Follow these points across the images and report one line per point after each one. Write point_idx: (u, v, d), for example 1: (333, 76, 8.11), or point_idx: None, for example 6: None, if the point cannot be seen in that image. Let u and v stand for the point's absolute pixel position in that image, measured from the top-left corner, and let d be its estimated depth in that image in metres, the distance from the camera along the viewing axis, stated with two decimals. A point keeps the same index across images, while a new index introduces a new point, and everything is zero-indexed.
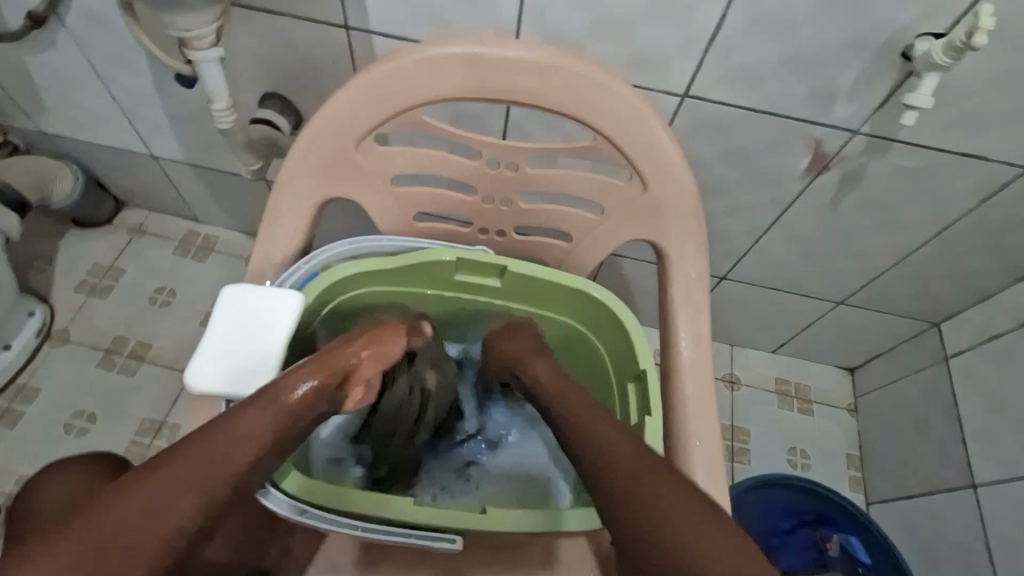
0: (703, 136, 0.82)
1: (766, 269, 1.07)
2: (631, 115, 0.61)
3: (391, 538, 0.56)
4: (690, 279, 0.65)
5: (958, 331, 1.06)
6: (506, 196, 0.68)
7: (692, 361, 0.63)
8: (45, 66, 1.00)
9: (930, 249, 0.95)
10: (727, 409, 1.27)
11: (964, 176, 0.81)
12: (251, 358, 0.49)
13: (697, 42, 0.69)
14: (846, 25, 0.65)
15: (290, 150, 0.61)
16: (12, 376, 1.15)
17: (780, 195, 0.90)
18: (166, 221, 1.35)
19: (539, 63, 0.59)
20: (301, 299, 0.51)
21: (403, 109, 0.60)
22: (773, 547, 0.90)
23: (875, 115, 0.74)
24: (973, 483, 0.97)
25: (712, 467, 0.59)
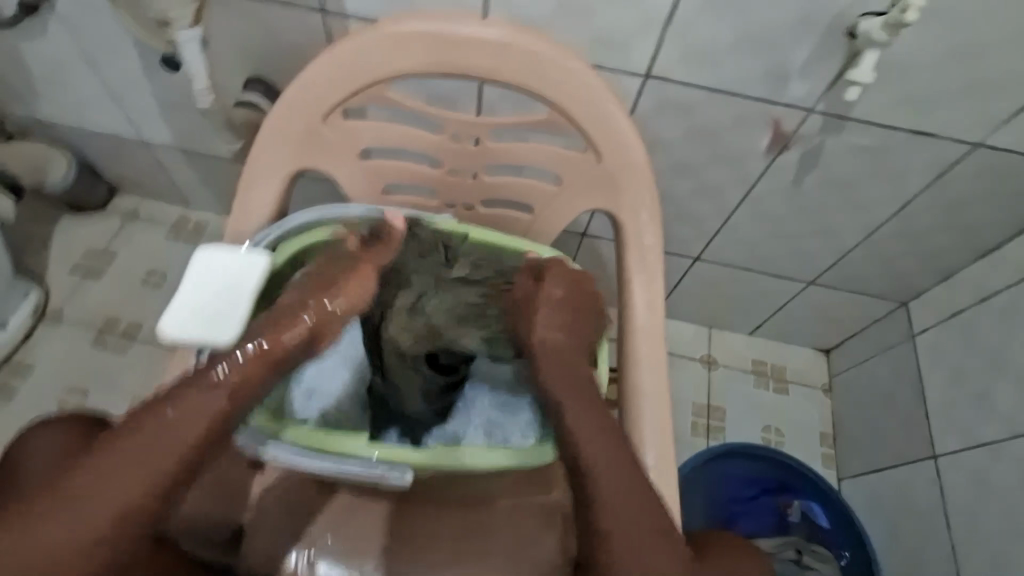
0: (667, 116, 0.85)
1: (738, 250, 1.11)
2: (586, 91, 0.64)
3: (354, 471, 0.54)
4: (645, 246, 0.68)
5: (924, 309, 1.09)
6: (470, 169, 0.71)
7: (647, 325, 0.66)
8: (37, 53, 1.03)
9: (893, 227, 0.98)
10: (704, 388, 1.30)
11: (918, 154, 0.84)
12: (221, 311, 0.52)
13: (656, 22, 0.72)
14: (794, 5, 0.68)
15: (261, 123, 0.64)
16: (7, 354, 1.19)
17: (745, 174, 0.93)
18: (158, 206, 1.39)
19: (497, 40, 0.63)
20: (268, 259, 0.55)
21: (368, 84, 0.64)
22: (736, 514, 0.94)
23: (828, 94, 0.77)
24: (934, 454, 1.01)
25: (661, 424, 0.62)
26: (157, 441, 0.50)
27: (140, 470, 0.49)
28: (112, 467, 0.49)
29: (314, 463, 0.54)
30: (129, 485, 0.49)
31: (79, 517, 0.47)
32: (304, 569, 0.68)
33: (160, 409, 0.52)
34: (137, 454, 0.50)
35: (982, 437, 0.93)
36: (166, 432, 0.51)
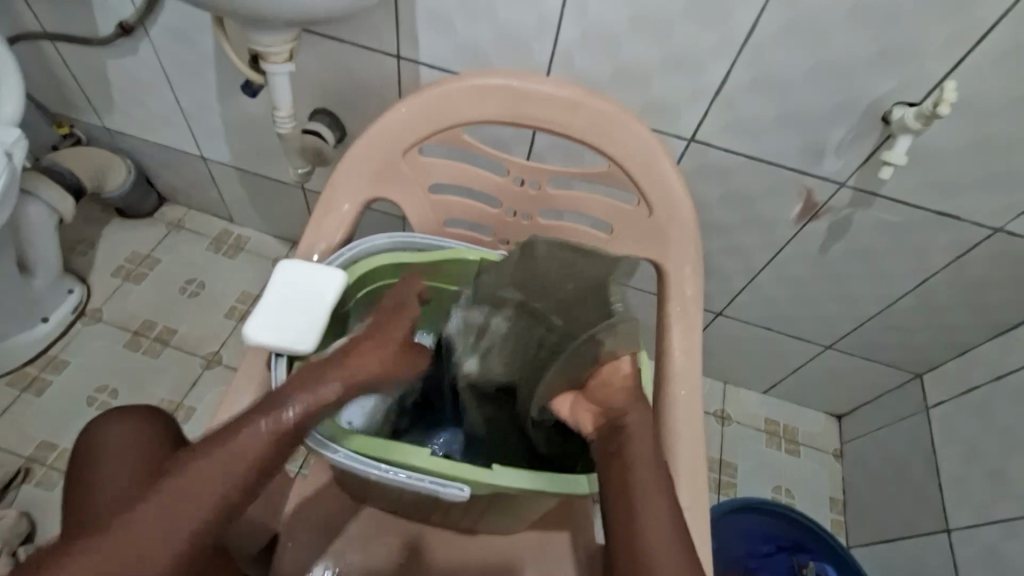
0: (705, 178, 0.91)
1: (760, 309, 1.15)
2: (642, 149, 0.70)
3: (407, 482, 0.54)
4: (687, 296, 0.72)
5: (938, 382, 1.12)
6: (526, 211, 0.77)
7: (684, 372, 0.70)
8: (122, 69, 1.12)
9: (911, 300, 1.02)
10: (717, 443, 1.31)
11: (939, 234, 0.89)
12: (297, 322, 0.57)
13: (704, 95, 0.79)
14: (833, 91, 0.75)
15: (344, 154, 0.70)
16: (44, 347, 1.23)
17: (774, 238, 0.99)
18: (203, 219, 1.45)
19: (567, 98, 0.69)
20: (344, 276, 0.59)
21: (446, 127, 0.70)
22: (752, 567, 0.96)
23: (859, 171, 0.83)
24: (947, 527, 1.01)
25: (695, 468, 0.64)
26: (205, 474, 0.50)
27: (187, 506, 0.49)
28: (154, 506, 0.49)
29: (375, 470, 0.54)
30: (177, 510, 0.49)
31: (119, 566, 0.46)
32: None
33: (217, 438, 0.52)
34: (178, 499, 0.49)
35: (997, 513, 0.94)
36: (213, 471, 0.50)
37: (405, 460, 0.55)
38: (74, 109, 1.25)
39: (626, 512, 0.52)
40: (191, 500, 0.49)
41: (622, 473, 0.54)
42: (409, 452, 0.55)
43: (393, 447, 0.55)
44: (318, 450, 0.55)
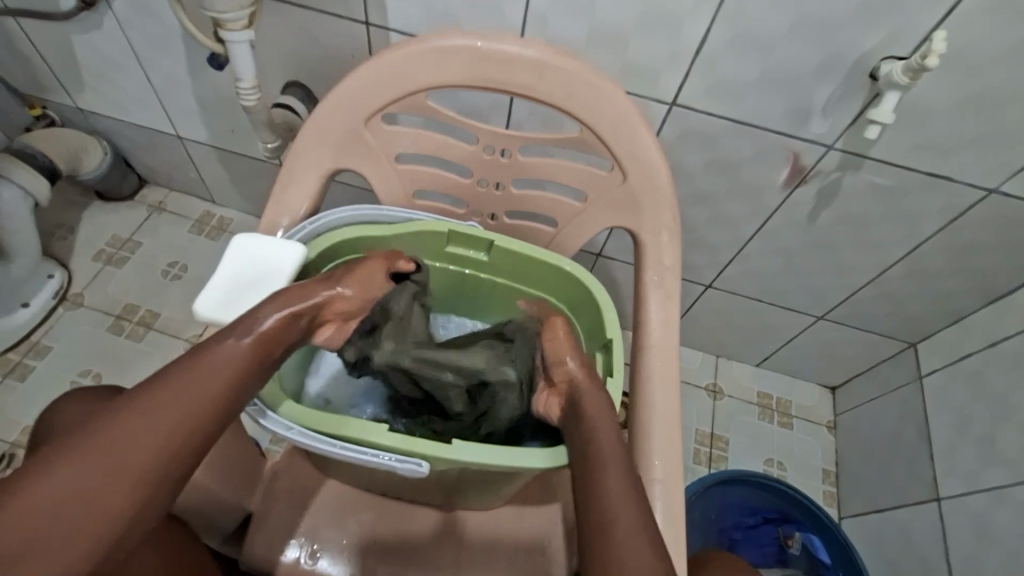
0: (689, 145, 0.88)
1: (750, 280, 1.12)
2: (617, 114, 0.67)
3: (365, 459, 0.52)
4: (664, 265, 0.70)
5: (931, 352, 1.10)
6: (498, 181, 0.74)
7: (660, 342, 0.68)
8: (88, 46, 1.08)
9: (903, 267, 0.99)
10: (709, 416, 1.30)
11: (931, 197, 0.86)
12: (254, 299, 0.55)
13: (684, 54, 0.76)
14: (818, 48, 0.72)
15: (305, 123, 0.67)
16: (27, 332, 1.22)
17: (761, 207, 0.96)
18: (185, 201, 1.42)
19: (534, 59, 0.66)
20: (300, 252, 0.58)
21: (410, 93, 0.67)
22: (736, 540, 0.94)
23: (846, 132, 0.80)
24: (938, 496, 1.00)
25: (670, 439, 0.63)
26: (188, 389, 0.48)
27: (171, 417, 0.47)
28: (137, 421, 0.46)
29: (330, 447, 0.52)
30: (161, 425, 0.46)
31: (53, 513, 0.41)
32: (309, 559, 0.70)
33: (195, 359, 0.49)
34: (111, 451, 0.44)
35: (987, 481, 0.92)
36: (153, 419, 0.46)
37: (374, 438, 0.53)
38: (45, 90, 1.22)
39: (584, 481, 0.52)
40: (126, 454, 0.44)
41: (585, 440, 0.54)
42: (368, 429, 0.54)
43: (334, 419, 0.54)
44: (255, 418, 0.53)
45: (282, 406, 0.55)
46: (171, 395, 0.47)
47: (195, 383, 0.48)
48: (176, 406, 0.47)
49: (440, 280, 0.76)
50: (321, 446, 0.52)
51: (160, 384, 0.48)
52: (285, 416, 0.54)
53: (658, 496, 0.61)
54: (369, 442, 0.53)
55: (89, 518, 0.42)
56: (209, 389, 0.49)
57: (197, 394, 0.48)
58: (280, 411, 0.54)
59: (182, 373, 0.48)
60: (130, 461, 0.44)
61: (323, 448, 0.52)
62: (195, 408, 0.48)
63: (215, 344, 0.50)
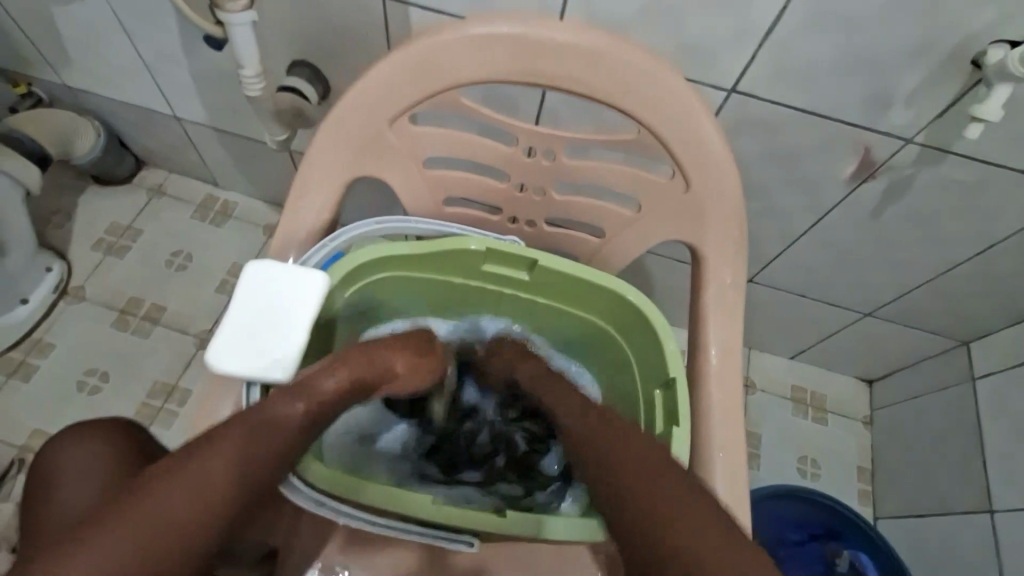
0: (746, 135, 0.79)
1: (796, 275, 1.04)
2: (678, 111, 0.58)
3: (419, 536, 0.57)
4: (726, 284, 0.62)
5: (988, 353, 1.03)
6: (539, 185, 0.65)
7: (722, 372, 0.61)
8: (71, 18, 0.97)
9: (969, 266, 0.91)
10: (741, 413, 1.25)
11: (1017, 194, 0.77)
12: (271, 339, 0.48)
13: (753, 35, 0.65)
14: (913, 27, 0.62)
15: (319, 123, 0.59)
16: (29, 328, 1.16)
17: (819, 201, 0.87)
18: (186, 183, 1.33)
19: (587, 48, 0.57)
20: (325, 279, 0.50)
21: (442, 89, 0.58)
22: (781, 558, 0.90)
23: (931, 124, 0.71)
24: (990, 508, 0.95)
25: (736, 484, 0.57)
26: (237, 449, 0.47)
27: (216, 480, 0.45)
28: (184, 479, 0.44)
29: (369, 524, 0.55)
30: (208, 485, 0.44)
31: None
32: None
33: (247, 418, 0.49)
34: (154, 517, 0.42)
35: None
36: (198, 475, 0.44)
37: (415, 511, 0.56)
38: (28, 65, 1.12)
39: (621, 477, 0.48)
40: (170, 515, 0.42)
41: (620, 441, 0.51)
42: (411, 505, 0.56)
43: (352, 483, 0.56)
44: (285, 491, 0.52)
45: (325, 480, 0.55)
46: (218, 456, 0.46)
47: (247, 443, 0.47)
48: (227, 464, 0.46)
49: (471, 296, 0.69)
50: (360, 521, 0.55)
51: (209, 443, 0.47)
52: (315, 485, 0.55)
53: None
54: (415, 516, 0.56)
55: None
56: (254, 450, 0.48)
57: (250, 452, 0.47)
58: (317, 486, 0.55)
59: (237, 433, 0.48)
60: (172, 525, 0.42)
61: (363, 523, 0.55)
62: (252, 461, 0.47)
63: (275, 406, 0.50)
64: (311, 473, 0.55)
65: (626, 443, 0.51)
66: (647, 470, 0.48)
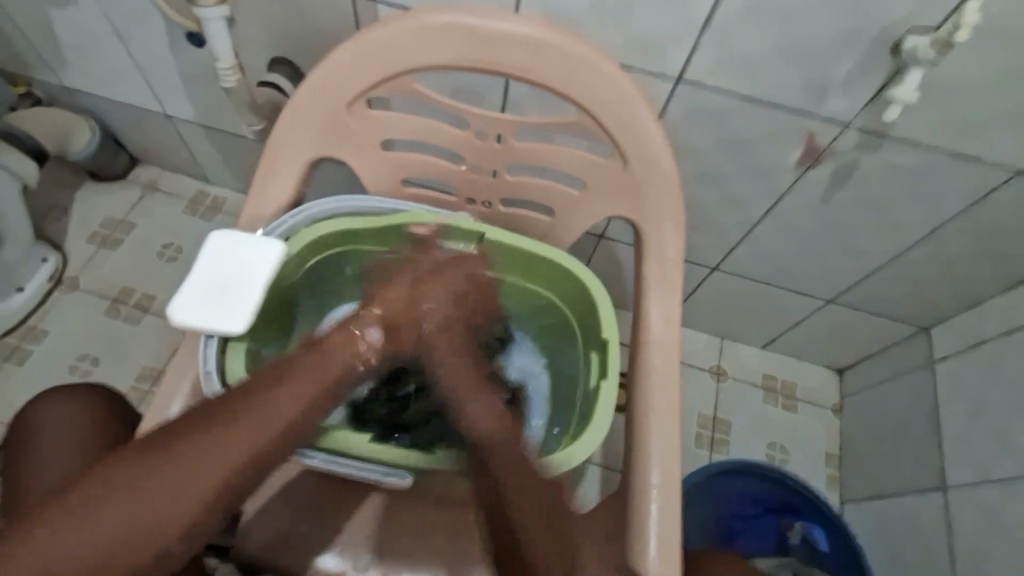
0: (696, 123, 0.83)
1: (759, 262, 1.08)
2: (617, 96, 0.63)
3: (358, 472, 0.57)
4: (665, 258, 0.67)
5: (945, 337, 1.07)
6: (492, 167, 0.71)
7: (661, 340, 0.65)
8: (67, 20, 1.03)
9: (919, 250, 0.95)
10: (713, 400, 1.28)
11: (954, 178, 0.81)
12: (231, 300, 0.53)
13: (692, 26, 0.70)
14: (838, 18, 0.66)
15: (284, 108, 0.63)
16: (24, 317, 1.21)
17: (772, 187, 0.91)
18: (178, 179, 1.39)
19: (529, 38, 0.62)
20: (282, 249, 0.55)
21: (396, 76, 0.63)
22: (738, 530, 0.95)
23: (866, 110, 0.75)
24: (945, 485, 0.98)
25: (668, 442, 0.61)
26: (242, 432, 0.52)
27: (223, 458, 0.50)
28: (198, 453, 0.50)
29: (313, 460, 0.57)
30: (218, 463, 0.50)
31: (108, 526, 0.46)
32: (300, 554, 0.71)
33: (255, 397, 0.54)
34: (169, 483, 0.48)
35: (998, 472, 0.90)
36: (208, 452, 0.50)
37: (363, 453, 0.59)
38: (27, 66, 1.18)
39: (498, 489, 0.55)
40: (182, 483, 0.49)
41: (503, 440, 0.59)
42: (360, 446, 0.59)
43: (332, 436, 0.59)
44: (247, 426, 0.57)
45: None
46: (222, 438, 0.51)
47: (254, 425, 0.52)
48: (235, 443, 0.51)
49: None
50: (306, 458, 0.57)
51: (219, 421, 0.52)
52: None
53: (652, 498, 0.59)
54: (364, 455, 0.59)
55: (139, 535, 0.47)
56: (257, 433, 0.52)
57: (254, 433, 0.52)
58: None
59: (245, 415, 0.53)
60: (182, 492, 0.49)
61: (307, 459, 0.57)
62: (226, 464, 0.50)
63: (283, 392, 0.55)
64: None
65: (519, 480, 0.56)
66: (523, 495, 0.55)
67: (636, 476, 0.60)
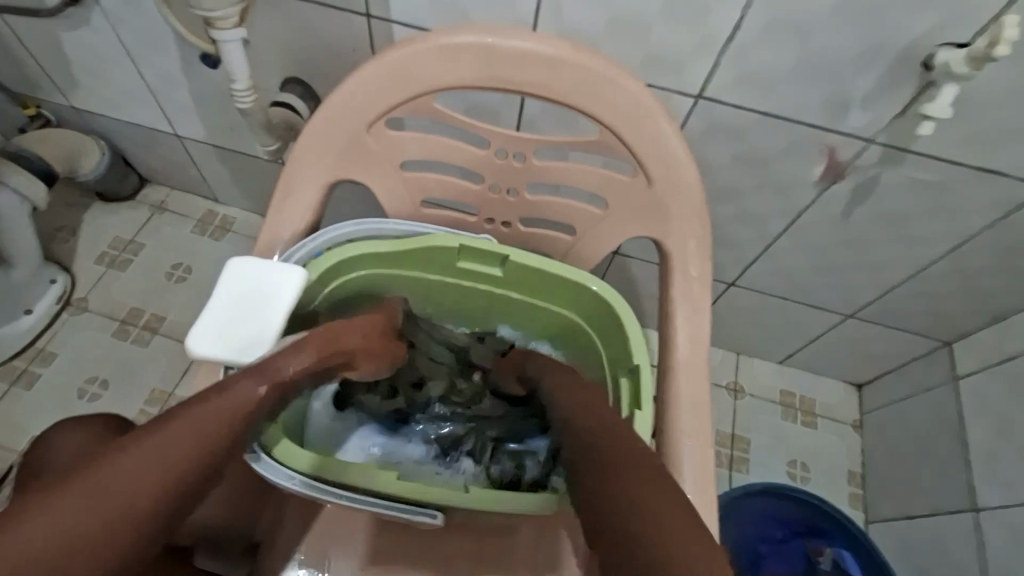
0: (716, 139, 0.82)
1: (776, 278, 1.06)
2: (641, 114, 0.62)
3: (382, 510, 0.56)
4: (691, 277, 0.65)
5: (969, 352, 1.05)
6: (512, 187, 0.69)
7: (688, 362, 0.64)
8: (78, 42, 1.03)
9: (943, 265, 0.93)
10: (730, 417, 1.26)
11: (979, 192, 0.80)
12: (247, 328, 0.51)
13: (713, 42, 0.69)
14: (863, 33, 0.65)
15: (303, 129, 0.62)
16: (31, 339, 1.19)
17: (792, 203, 0.90)
18: (187, 199, 1.38)
19: (551, 56, 0.61)
20: (303, 274, 0.54)
21: (416, 95, 0.62)
22: (764, 553, 0.91)
23: (890, 125, 0.74)
24: (975, 505, 0.95)
25: (701, 470, 0.59)
26: (192, 423, 0.46)
27: (171, 451, 0.44)
28: (135, 454, 0.43)
29: (338, 498, 0.56)
30: (167, 462, 0.44)
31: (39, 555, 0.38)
32: None
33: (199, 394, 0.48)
34: (110, 490, 0.41)
35: None
36: (156, 449, 0.44)
37: (385, 488, 0.57)
38: (38, 88, 1.17)
39: (595, 490, 0.46)
40: (126, 488, 0.42)
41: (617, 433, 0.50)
42: (385, 481, 0.57)
43: (359, 471, 0.57)
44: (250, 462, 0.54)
45: (310, 463, 0.56)
46: (169, 432, 0.45)
47: (209, 412, 0.47)
48: (189, 435, 0.45)
49: (450, 293, 0.73)
50: (331, 497, 0.56)
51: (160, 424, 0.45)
52: (292, 466, 0.56)
53: None
54: (387, 491, 0.57)
55: (79, 553, 0.39)
56: (210, 422, 0.47)
57: (208, 422, 0.47)
58: (294, 467, 0.56)
59: (199, 408, 0.47)
60: (127, 496, 0.42)
61: (334, 498, 0.55)
62: (180, 455, 0.44)
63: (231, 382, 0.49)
64: (283, 453, 0.56)
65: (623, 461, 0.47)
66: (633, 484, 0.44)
67: None
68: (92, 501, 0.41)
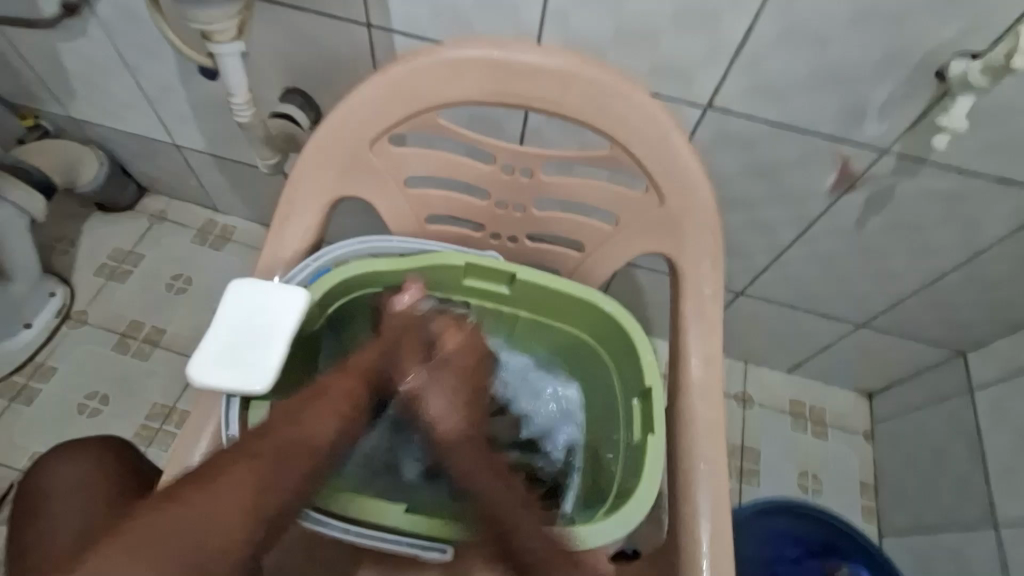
0: (726, 148, 0.80)
1: (786, 287, 1.04)
2: (652, 127, 0.60)
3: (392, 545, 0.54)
4: (704, 295, 0.63)
5: (984, 362, 1.02)
6: (518, 202, 0.67)
7: (703, 382, 0.62)
8: (75, 53, 1.01)
9: (959, 275, 0.91)
10: (739, 428, 1.23)
11: (998, 202, 0.77)
12: (249, 356, 0.50)
13: (725, 52, 0.67)
14: (879, 42, 0.63)
15: (304, 146, 0.61)
16: (30, 354, 1.18)
17: (804, 212, 0.88)
18: (187, 209, 1.37)
19: (559, 69, 0.59)
20: (306, 297, 0.52)
21: (420, 110, 0.60)
22: (779, 573, 0.89)
23: (906, 134, 0.72)
24: (994, 520, 0.93)
25: (718, 497, 0.57)
26: (279, 454, 0.50)
27: (259, 480, 0.48)
28: (228, 480, 0.47)
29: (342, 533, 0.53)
30: (256, 490, 0.47)
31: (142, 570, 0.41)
32: None
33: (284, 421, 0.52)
34: (207, 514, 0.45)
35: None
36: (246, 477, 0.47)
37: (388, 522, 0.55)
38: (35, 99, 1.16)
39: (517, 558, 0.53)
40: (218, 512, 0.45)
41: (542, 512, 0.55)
42: (391, 514, 0.55)
43: (366, 504, 0.55)
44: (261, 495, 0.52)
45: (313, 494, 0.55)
46: (258, 462, 0.48)
47: (294, 446, 0.51)
48: (274, 465, 0.49)
49: None
50: (335, 531, 0.53)
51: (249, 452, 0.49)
52: None
53: (704, 556, 0.55)
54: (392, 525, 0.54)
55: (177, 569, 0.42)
56: (297, 453, 0.51)
57: (291, 454, 0.50)
58: None
59: (282, 440, 0.51)
60: (221, 521, 0.45)
61: (337, 533, 0.53)
62: (268, 484, 0.48)
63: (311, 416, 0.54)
64: None
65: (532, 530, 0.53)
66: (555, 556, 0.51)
67: (683, 530, 0.56)
68: (188, 523, 0.44)
